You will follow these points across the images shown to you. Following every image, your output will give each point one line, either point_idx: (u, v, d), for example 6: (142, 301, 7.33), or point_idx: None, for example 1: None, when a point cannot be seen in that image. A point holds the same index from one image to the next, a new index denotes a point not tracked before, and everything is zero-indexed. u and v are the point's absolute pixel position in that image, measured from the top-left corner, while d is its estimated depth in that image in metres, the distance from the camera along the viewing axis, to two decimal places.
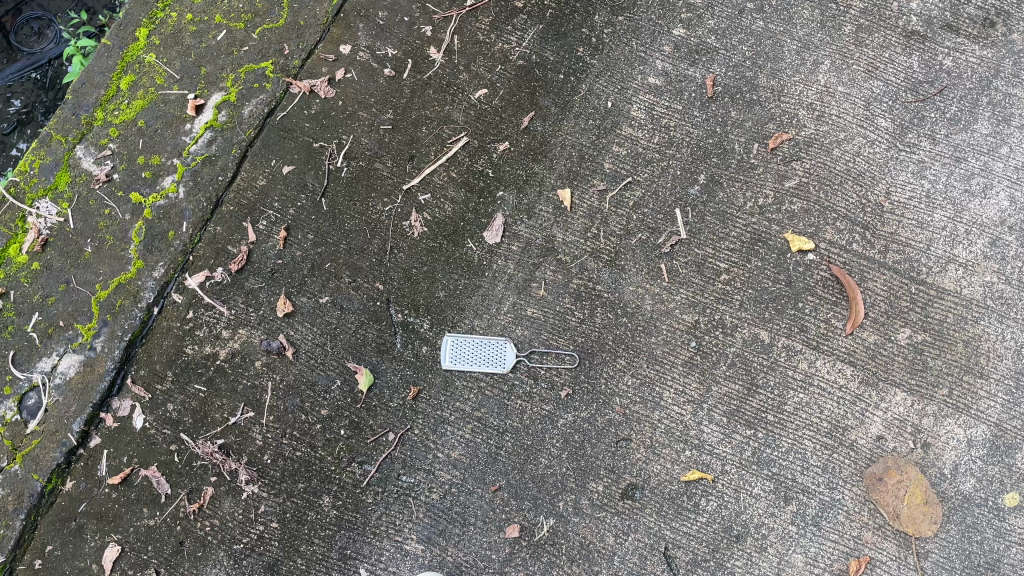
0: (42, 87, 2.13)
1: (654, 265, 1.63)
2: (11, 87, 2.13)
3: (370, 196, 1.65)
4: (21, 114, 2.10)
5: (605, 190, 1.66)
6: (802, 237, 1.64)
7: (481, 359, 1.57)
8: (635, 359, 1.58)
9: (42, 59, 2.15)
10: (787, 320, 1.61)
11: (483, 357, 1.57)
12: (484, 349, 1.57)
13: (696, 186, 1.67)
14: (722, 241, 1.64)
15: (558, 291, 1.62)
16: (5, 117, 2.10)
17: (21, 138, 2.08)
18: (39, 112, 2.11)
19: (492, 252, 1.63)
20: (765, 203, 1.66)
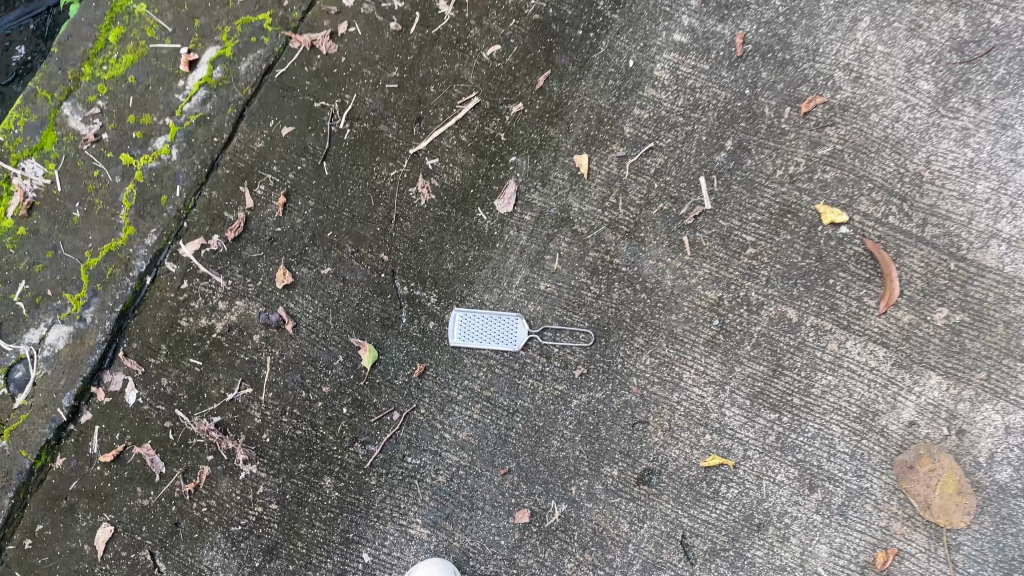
0: (42, 36, 2.02)
1: (677, 238, 1.53)
2: (9, 36, 2.02)
3: (375, 159, 1.55)
4: (22, 66, 2.00)
5: (626, 156, 1.56)
6: (836, 209, 1.53)
7: (492, 334, 1.48)
8: (655, 338, 1.49)
9: (40, 7, 2.04)
10: (817, 297, 1.51)
11: (495, 332, 1.48)
12: (496, 324, 1.49)
13: (722, 153, 1.56)
14: (749, 212, 1.54)
15: (574, 265, 1.52)
16: (5, 68, 2.00)
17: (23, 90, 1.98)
18: (40, 63, 2.01)
19: (503, 222, 1.54)
20: (796, 171, 1.56)
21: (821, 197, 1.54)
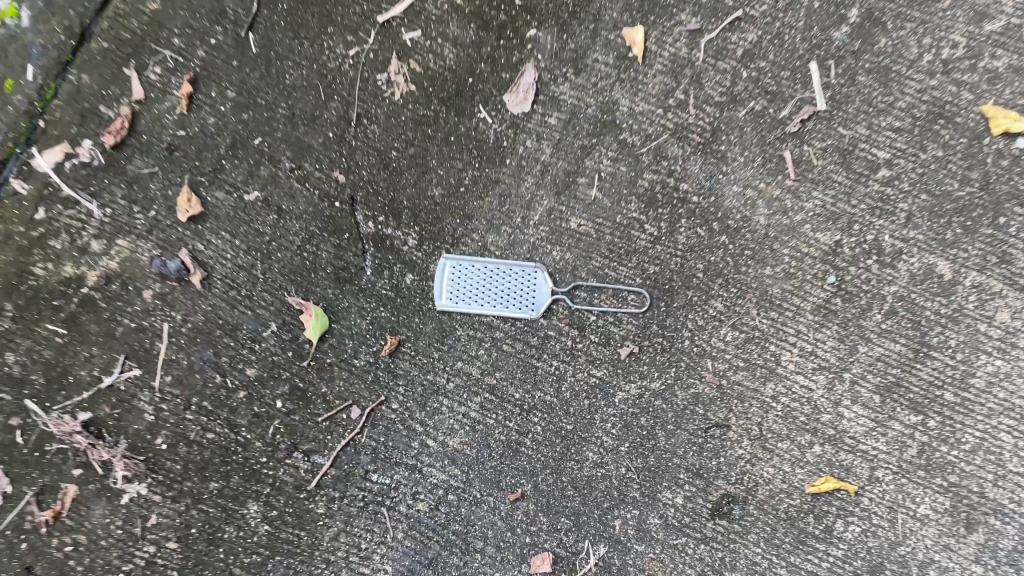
0: None
1: (774, 154, 1.03)
2: None
3: (325, 30, 1.03)
4: None
5: (699, 30, 1.03)
6: (1010, 112, 1.02)
7: (497, 293, 1.01)
8: (739, 302, 1.01)
9: None
10: (980, 244, 1.02)
11: (501, 290, 1.01)
12: (500, 279, 1.01)
13: (844, 28, 1.04)
14: (882, 115, 1.03)
15: (620, 193, 1.03)
16: None
17: None
18: None
19: (516, 127, 1.03)
20: (951, 56, 1.03)
21: (989, 95, 1.03)
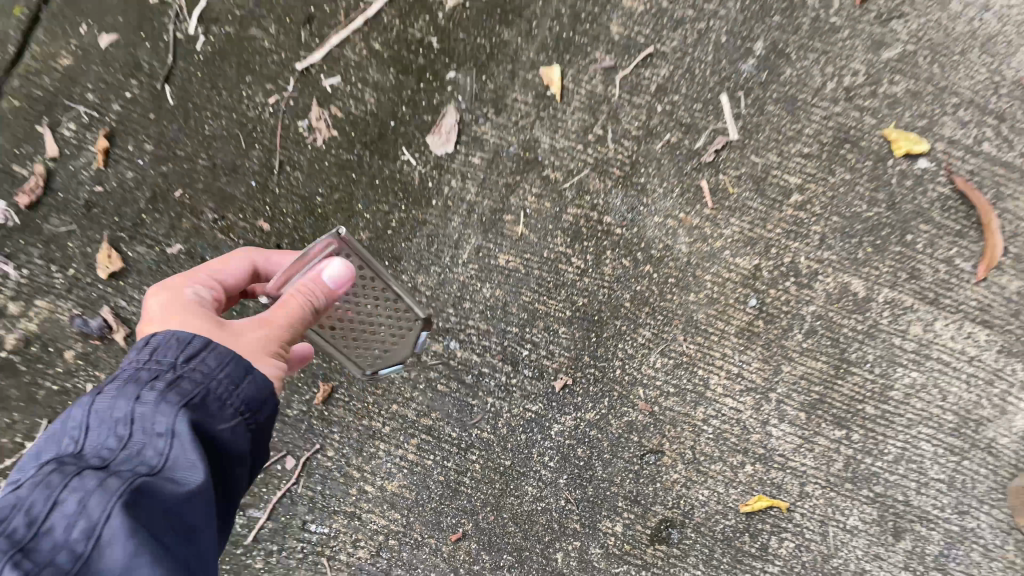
0: None
1: (691, 183, 1.06)
2: None
3: (243, 80, 1.05)
4: None
5: (613, 67, 1.05)
6: (914, 135, 1.04)
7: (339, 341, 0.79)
8: (666, 329, 1.04)
9: None
10: (891, 260, 1.05)
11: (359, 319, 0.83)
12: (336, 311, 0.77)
13: (750, 61, 1.05)
14: (796, 141, 1.06)
15: (545, 228, 1.05)
16: None
17: None
18: None
19: (440, 168, 1.05)
20: (853, 83, 1.05)
21: (891, 118, 1.05)
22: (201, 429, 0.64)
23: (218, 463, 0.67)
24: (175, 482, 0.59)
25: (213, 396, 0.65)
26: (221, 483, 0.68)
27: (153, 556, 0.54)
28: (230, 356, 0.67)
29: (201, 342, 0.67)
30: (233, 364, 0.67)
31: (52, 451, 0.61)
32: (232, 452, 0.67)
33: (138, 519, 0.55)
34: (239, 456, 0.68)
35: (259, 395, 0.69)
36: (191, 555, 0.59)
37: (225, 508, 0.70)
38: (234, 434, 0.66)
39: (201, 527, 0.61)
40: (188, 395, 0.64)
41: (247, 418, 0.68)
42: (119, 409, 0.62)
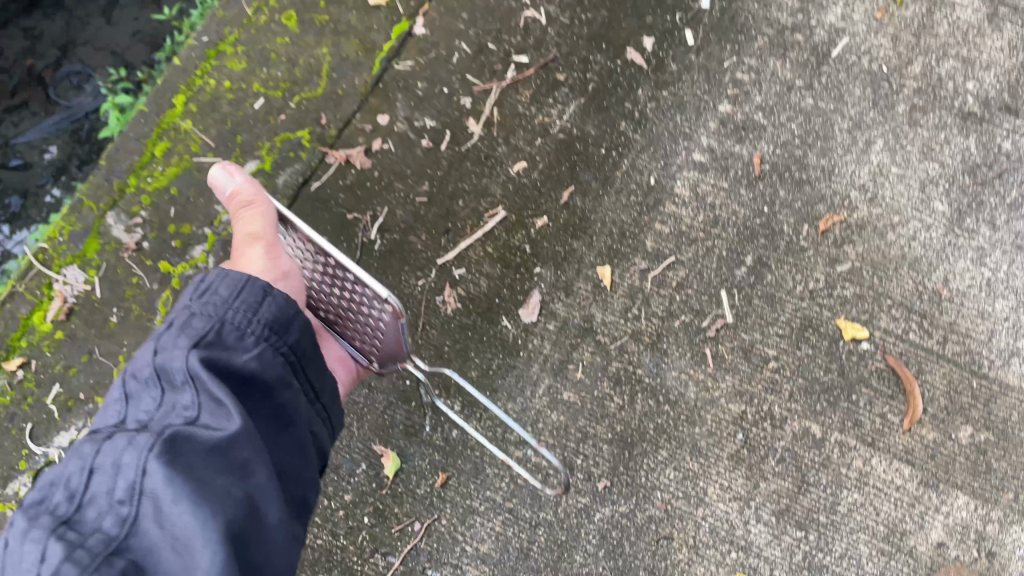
0: (76, 138, 1.77)
1: (698, 349, 1.46)
2: (46, 138, 1.77)
3: (403, 270, 1.50)
4: (57, 166, 1.75)
5: (647, 269, 1.50)
6: (856, 323, 1.47)
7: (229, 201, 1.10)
8: (679, 451, 1.42)
9: (80, 114, 1.78)
10: (839, 413, 1.44)
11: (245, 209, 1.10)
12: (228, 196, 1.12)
13: (743, 267, 1.51)
14: (771, 325, 1.47)
15: (596, 374, 1.44)
16: (40, 169, 1.75)
17: (56, 185, 1.74)
18: (74, 164, 1.75)
19: (527, 330, 1.47)
20: (815, 288, 1.50)
21: (841, 313, 1.48)
22: (220, 362, 0.81)
23: (264, 390, 0.85)
24: (212, 429, 0.75)
25: (228, 330, 0.85)
26: (276, 412, 0.86)
27: (197, 489, 0.70)
28: (239, 287, 0.87)
29: (229, 293, 0.87)
30: (246, 292, 0.87)
31: (114, 417, 0.80)
32: (270, 378, 0.86)
33: (178, 461, 0.71)
34: (282, 381, 0.87)
35: (281, 317, 0.89)
36: (248, 489, 0.75)
37: (290, 433, 0.88)
38: (261, 361, 0.85)
39: (254, 463, 0.76)
40: (218, 348, 0.82)
41: (270, 341, 0.88)
42: (164, 359, 0.81)
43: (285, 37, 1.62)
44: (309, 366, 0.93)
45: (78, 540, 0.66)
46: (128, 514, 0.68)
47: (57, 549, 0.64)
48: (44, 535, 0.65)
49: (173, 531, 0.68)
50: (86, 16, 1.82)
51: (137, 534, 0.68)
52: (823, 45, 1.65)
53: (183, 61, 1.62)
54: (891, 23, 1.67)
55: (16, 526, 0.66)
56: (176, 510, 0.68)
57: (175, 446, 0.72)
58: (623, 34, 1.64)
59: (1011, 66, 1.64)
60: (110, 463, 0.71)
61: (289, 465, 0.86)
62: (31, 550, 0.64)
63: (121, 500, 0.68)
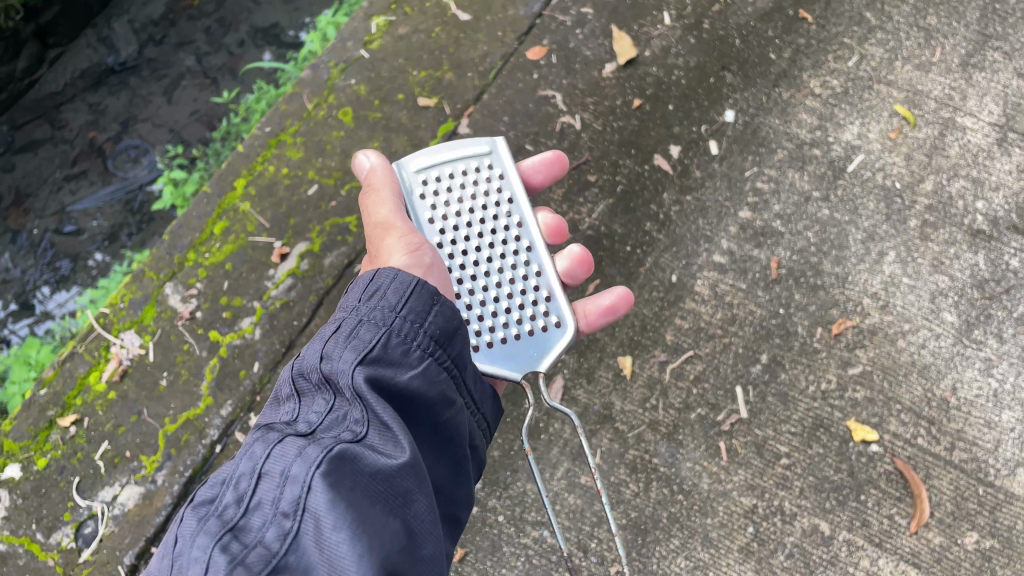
0: (131, 209, 1.89)
1: (713, 442, 1.31)
2: (99, 208, 1.90)
3: None
4: (106, 233, 1.87)
5: (666, 360, 1.34)
6: (866, 426, 1.30)
7: (431, 146, 1.15)
8: (690, 541, 1.27)
9: (134, 186, 1.90)
10: (848, 511, 1.27)
11: (452, 154, 1.16)
12: (468, 142, 1.17)
13: (758, 365, 1.33)
14: (784, 422, 1.31)
15: (613, 460, 1.30)
16: (89, 236, 1.88)
17: (99, 248, 1.87)
18: (124, 234, 1.87)
19: (550, 414, 1.33)
20: (827, 388, 1.32)
21: (852, 413, 1.31)
22: (382, 380, 0.77)
23: (427, 408, 0.80)
24: (382, 454, 0.70)
25: (395, 341, 0.80)
26: (437, 430, 0.82)
27: (354, 520, 0.63)
28: (410, 295, 0.84)
29: (400, 299, 0.84)
30: (415, 301, 0.84)
31: (286, 413, 0.77)
32: (430, 396, 0.80)
33: (340, 483, 0.64)
34: (444, 400, 0.82)
35: (447, 328, 0.86)
36: (407, 519, 0.69)
37: (450, 451, 0.84)
38: (425, 378, 0.80)
39: (415, 493, 0.70)
40: (393, 356, 0.79)
41: (434, 356, 0.83)
42: (334, 363, 0.77)
43: (341, 130, 1.48)
44: (469, 380, 0.89)
45: (240, 553, 0.59)
46: (290, 529, 0.61)
47: (220, 558, 0.58)
48: (210, 543, 0.60)
49: (328, 559, 0.60)
50: (148, 94, 1.96)
51: (296, 550, 0.60)
52: (840, 161, 1.43)
53: (246, 148, 1.50)
54: (906, 143, 1.45)
55: (186, 525, 0.63)
56: (334, 537, 0.61)
57: (340, 464, 0.66)
58: (650, 140, 1.45)
59: (1019, 189, 1.42)
60: (277, 471, 0.65)
61: (445, 482, 0.84)
62: (196, 558, 0.59)
63: (284, 513, 0.62)
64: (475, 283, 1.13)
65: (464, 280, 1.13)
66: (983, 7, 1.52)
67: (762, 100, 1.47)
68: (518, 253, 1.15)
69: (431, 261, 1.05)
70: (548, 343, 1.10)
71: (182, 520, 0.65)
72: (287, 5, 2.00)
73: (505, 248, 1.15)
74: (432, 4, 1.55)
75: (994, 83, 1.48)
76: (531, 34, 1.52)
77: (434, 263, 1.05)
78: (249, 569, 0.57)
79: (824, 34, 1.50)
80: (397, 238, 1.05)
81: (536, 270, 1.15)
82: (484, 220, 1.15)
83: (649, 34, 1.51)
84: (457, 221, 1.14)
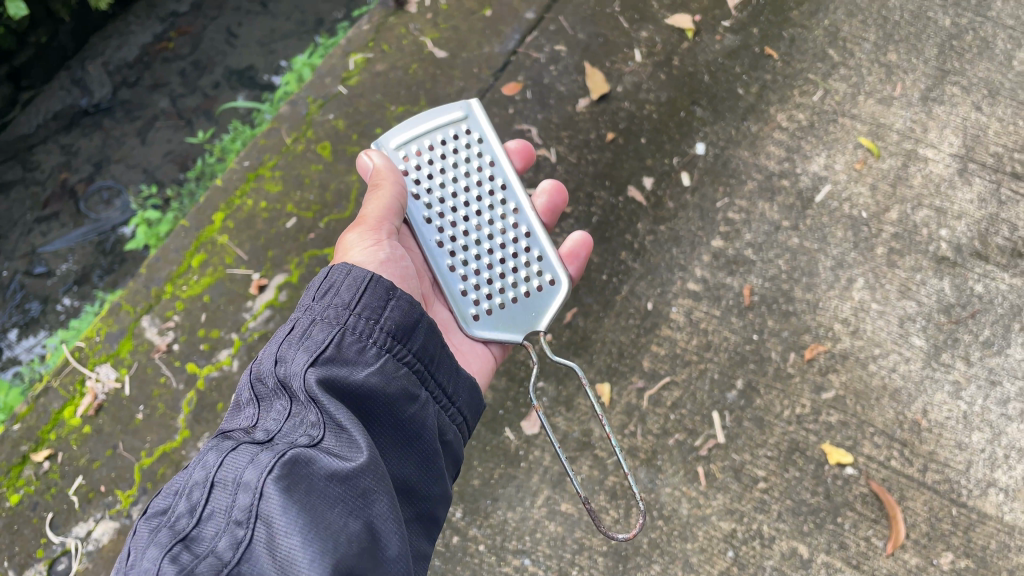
0: (102, 249, 1.88)
1: (691, 467, 1.31)
2: (71, 248, 1.89)
3: None
4: (77, 274, 1.87)
5: (644, 388, 1.35)
6: (840, 449, 1.31)
7: (407, 121, 1.16)
8: (670, 567, 1.27)
9: (107, 226, 1.90)
10: (826, 534, 1.28)
11: (429, 124, 1.17)
12: (443, 109, 1.19)
13: (734, 391, 1.35)
14: (760, 446, 1.32)
15: (592, 488, 1.30)
16: (60, 278, 1.87)
17: (68, 291, 1.86)
18: (95, 274, 1.86)
19: (529, 441, 1.33)
20: (801, 412, 1.34)
21: (828, 437, 1.32)
22: (337, 381, 0.77)
23: (387, 405, 0.81)
24: (341, 459, 0.71)
25: (348, 340, 0.82)
26: (402, 426, 0.82)
27: (308, 525, 0.64)
28: (361, 289, 0.85)
29: (353, 295, 0.85)
30: (366, 295, 0.85)
31: (246, 419, 0.77)
32: (389, 392, 0.81)
33: (294, 488, 0.66)
34: (405, 395, 0.83)
35: (403, 323, 0.87)
36: (367, 519, 0.69)
37: (421, 448, 0.83)
38: (382, 375, 0.81)
39: (376, 492, 0.71)
40: (346, 354, 0.80)
41: (391, 352, 0.85)
42: (289, 364, 0.78)
43: (319, 164, 1.50)
44: (435, 373, 0.90)
45: (189, 563, 0.59)
46: (243, 537, 0.62)
47: (168, 569, 0.58)
48: (160, 554, 0.59)
49: (281, 564, 0.61)
50: (122, 135, 1.97)
51: (248, 559, 0.61)
52: (807, 192, 1.48)
53: (224, 182, 1.51)
54: (871, 173, 1.49)
55: (138, 536, 0.63)
56: (287, 544, 0.62)
57: (294, 469, 0.67)
58: (624, 172, 1.48)
59: (980, 217, 1.46)
60: (230, 478, 0.66)
61: (416, 480, 0.83)
62: (145, 571, 0.58)
63: (237, 522, 0.63)
64: (468, 253, 1.13)
65: (457, 250, 1.13)
66: (940, 44, 1.59)
67: (731, 133, 1.51)
68: (506, 216, 1.17)
69: (389, 257, 1.02)
70: (544, 304, 1.12)
71: (135, 532, 0.64)
72: (263, 48, 2.03)
73: (492, 213, 1.16)
74: (409, 42, 1.59)
75: (954, 117, 1.54)
76: (506, 71, 1.56)
77: (391, 259, 1.03)
78: None
79: (789, 70, 1.56)
80: (357, 233, 1.02)
81: (525, 231, 1.17)
82: (469, 187, 1.17)
83: (621, 71, 1.55)
84: (444, 193, 1.15)
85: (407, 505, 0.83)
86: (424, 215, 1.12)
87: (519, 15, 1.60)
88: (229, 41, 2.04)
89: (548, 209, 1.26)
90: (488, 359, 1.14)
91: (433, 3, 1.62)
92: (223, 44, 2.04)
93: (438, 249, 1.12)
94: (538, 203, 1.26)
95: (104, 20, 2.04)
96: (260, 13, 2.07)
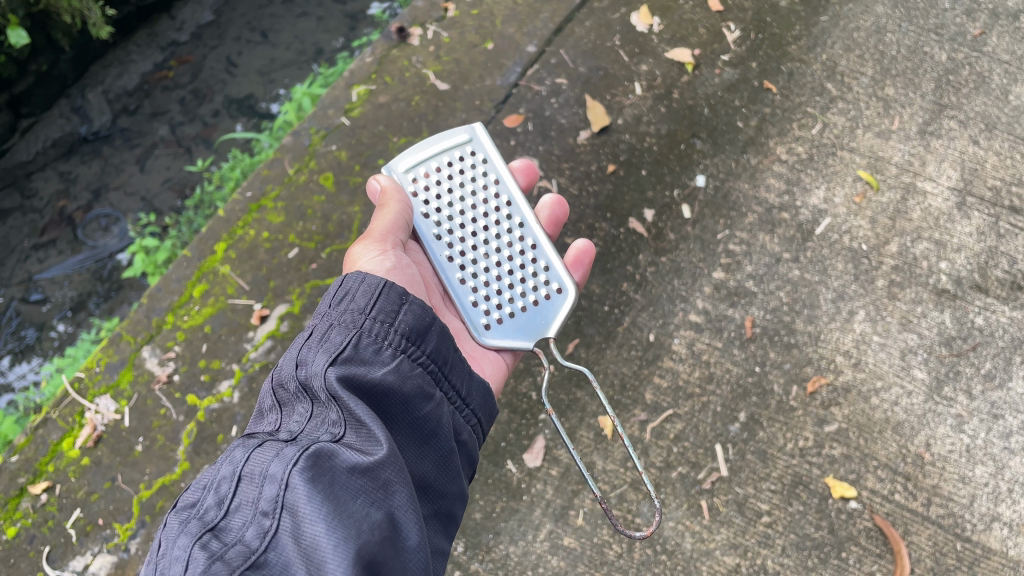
0: (100, 276, 1.88)
1: (695, 500, 1.30)
2: (68, 276, 1.88)
3: None
4: (75, 301, 1.86)
5: (646, 420, 1.34)
6: (844, 482, 1.30)
7: (414, 144, 1.16)
8: None
9: (104, 253, 1.90)
10: (831, 570, 1.27)
11: (435, 147, 1.18)
12: (448, 132, 1.19)
13: (736, 424, 1.34)
14: (764, 480, 1.31)
15: (596, 521, 1.29)
16: (57, 304, 1.86)
17: (65, 317, 1.85)
18: (93, 301, 1.85)
19: (530, 474, 1.32)
20: (804, 445, 1.33)
21: (830, 470, 1.31)
22: (356, 380, 0.77)
23: (404, 404, 0.81)
24: (364, 454, 0.70)
25: (365, 342, 0.81)
26: (418, 425, 0.81)
27: (331, 513, 0.63)
28: (377, 296, 0.85)
29: (368, 300, 0.85)
30: (380, 301, 0.85)
31: (267, 424, 0.77)
32: (406, 391, 0.81)
33: (318, 478, 0.65)
34: (420, 394, 0.83)
35: (417, 325, 0.87)
36: (389, 511, 0.69)
37: (438, 445, 0.83)
38: (398, 374, 0.81)
39: (396, 484, 0.71)
40: (362, 356, 0.80)
41: (406, 353, 0.84)
42: (308, 367, 0.78)
43: (322, 196, 1.50)
44: (450, 375, 0.90)
45: (218, 550, 0.59)
46: (270, 527, 0.61)
47: (199, 555, 0.58)
48: (190, 542, 0.59)
49: (307, 551, 0.60)
50: (121, 163, 1.97)
51: (275, 547, 0.60)
52: (808, 224, 1.48)
53: (226, 213, 1.51)
54: (870, 207, 1.50)
55: (167, 527, 0.63)
56: (312, 531, 0.61)
57: (319, 461, 0.67)
58: (625, 204, 1.49)
59: (979, 249, 1.47)
60: (256, 472, 0.66)
61: (433, 478, 0.82)
62: (176, 557, 0.58)
63: (263, 512, 0.62)
64: (477, 266, 1.13)
65: (466, 264, 1.13)
66: (937, 78, 1.61)
67: (731, 166, 1.52)
68: (512, 230, 1.17)
69: (395, 265, 1.02)
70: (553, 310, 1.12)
71: (164, 525, 0.64)
72: (263, 77, 2.04)
73: (499, 227, 1.17)
74: (412, 74, 1.60)
75: (951, 150, 1.55)
76: (507, 103, 1.57)
77: (398, 267, 1.02)
78: (229, 564, 0.57)
79: (787, 104, 1.57)
80: (362, 245, 1.02)
81: (531, 243, 1.17)
82: (476, 205, 1.17)
83: (621, 104, 1.57)
84: (451, 212, 1.15)
85: (425, 503, 0.82)
86: (433, 232, 1.12)
87: (520, 47, 1.62)
88: (229, 70, 2.06)
89: (551, 219, 1.26)
90: (501, 366, 1.13)
91: (435, 36, 1.63)
92: (223, 73, 2.05)
93: (448, 262, 1.12)
94: (541, 216, 1.26)
95: (104, 49, 2.05)
96: (260, 43, 2.08)
